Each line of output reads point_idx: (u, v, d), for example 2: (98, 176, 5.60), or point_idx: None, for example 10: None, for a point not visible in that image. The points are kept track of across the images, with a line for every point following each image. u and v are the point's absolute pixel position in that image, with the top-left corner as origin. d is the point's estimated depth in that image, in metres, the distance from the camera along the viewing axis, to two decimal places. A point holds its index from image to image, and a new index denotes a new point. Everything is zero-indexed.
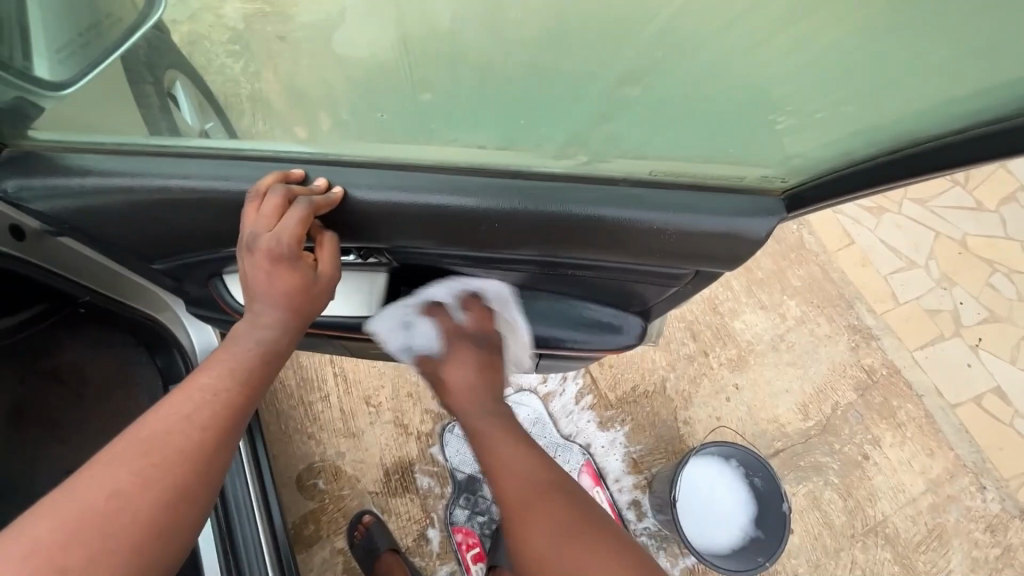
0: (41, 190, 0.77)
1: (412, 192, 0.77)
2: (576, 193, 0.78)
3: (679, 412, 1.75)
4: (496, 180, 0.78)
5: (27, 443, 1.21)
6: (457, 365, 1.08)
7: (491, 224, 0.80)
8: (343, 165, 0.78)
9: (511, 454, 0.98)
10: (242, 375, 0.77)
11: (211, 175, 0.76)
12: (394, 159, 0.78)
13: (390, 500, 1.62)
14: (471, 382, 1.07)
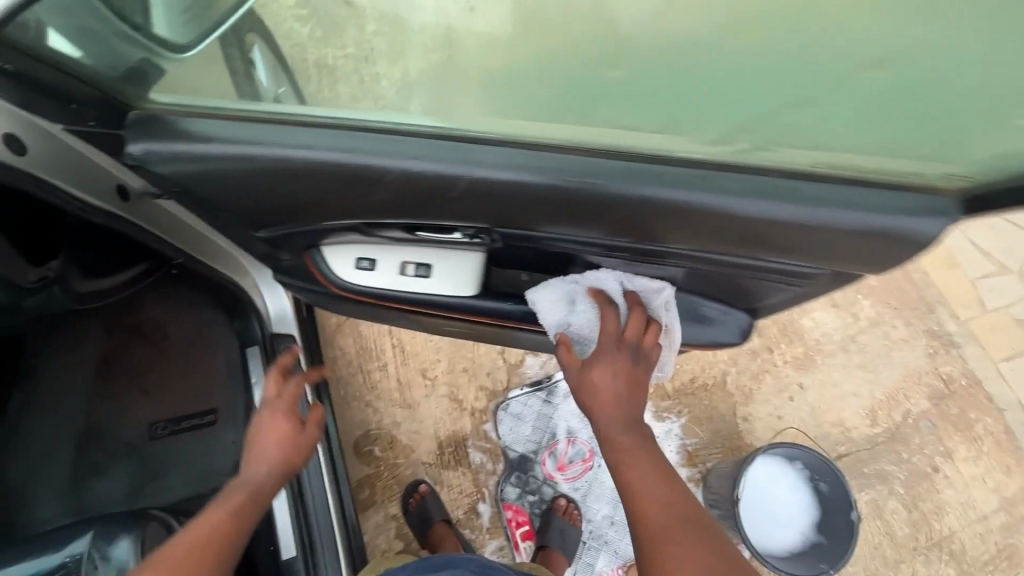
0: (165, 155, 0.73)
1: (531, 172, 0.71)
2: (710, 180, 0.71)
3: (738, 408, 1.70)
4: (621, 163, 0.71)
5: (113, 393, 1.28)
6: (612, 368, 0.90)
7: (612, 207, 0.73)
8: (472, 142, 0.72)
9: (644, 474, 0.81)
10: (244, 504, 0.80)
11: (334, 147, 0.71)
12: (527, 137, 0.73)
13: (443, 472, 1.65)
14: (618, 392, 0.89)
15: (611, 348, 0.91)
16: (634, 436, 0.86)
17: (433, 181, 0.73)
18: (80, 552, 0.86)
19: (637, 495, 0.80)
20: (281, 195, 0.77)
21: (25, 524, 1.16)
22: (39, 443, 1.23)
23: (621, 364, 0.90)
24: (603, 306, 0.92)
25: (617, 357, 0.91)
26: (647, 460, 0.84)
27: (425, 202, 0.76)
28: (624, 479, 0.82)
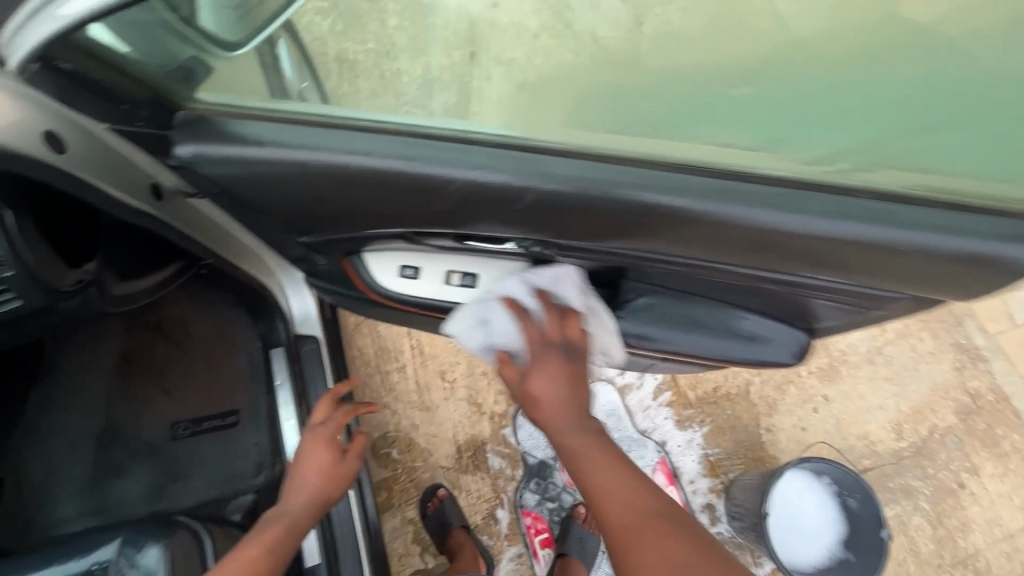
0: (215, 158, 0.66)
1: (601, 186, 0.64)
2: (776, 201, 0.63)
3: (762, 419, 1.67)
4: (689, 180, 0.65)
5: (133, 391, 1.26)
6: (548, 377, 0.77)
7: (683, 224, 0.65)
8: (540, 154, 0.66)
9: (609, 470, 0.71)
10: (282, 536, 0.77)
11: (398, 155, 0.65)
12: (593, 150, 0.67)
13: (461, 477, 1.63)
14: (560, 399, 0.76)
15: (541, 354, 0.78)
16: (585, 433, 0.75)
17: (497, 193, 0.66)
18: (106, 559, 0.85)
19: (602, 498, 0.69)
20: (323, 204, 0.72)
21: (46, 523, 1.15)
22: (58, 441, 1.21)
23: (552, 366, 0.77)
24: (519, 314, 0.79)
25: (547, 360, 0.77)
26: (607, 456, 0.72)
27: (485, 212, 0.69)
28: (589, 483, 0.71)
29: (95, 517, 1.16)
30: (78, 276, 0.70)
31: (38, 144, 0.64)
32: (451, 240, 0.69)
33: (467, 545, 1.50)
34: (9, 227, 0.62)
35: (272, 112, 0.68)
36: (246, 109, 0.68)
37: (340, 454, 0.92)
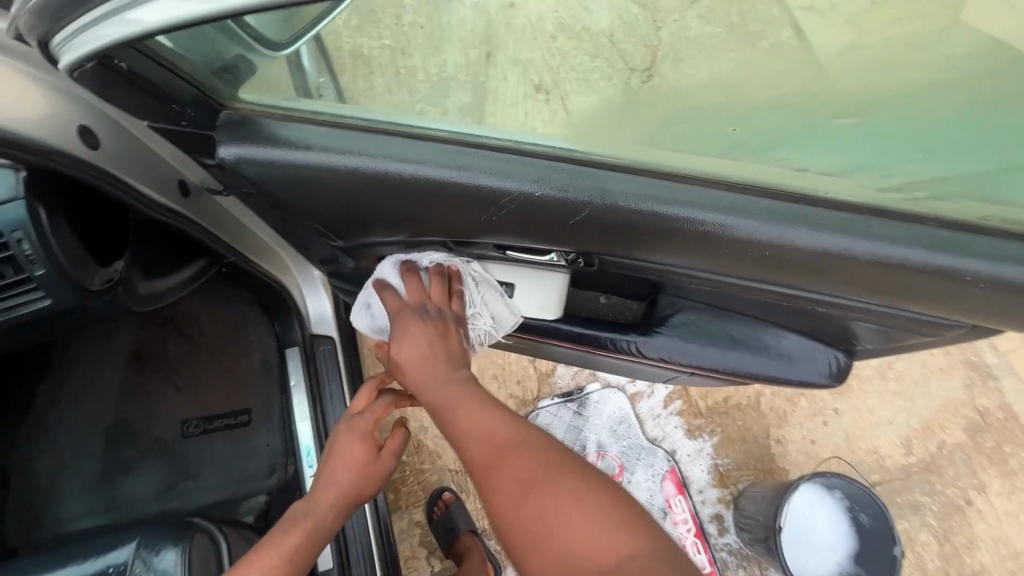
0: (259, 163, 0.58)
1: (677, 206, 0.52)
2: (882, 229, 0.51)
3: (772, 431, 1.66)
4: (775, 203, 0.52)
5: (144, 387, 1.24)
6: (404, 342, 0.65)
7: (766, 255, 0.53)
8: (603, 168, 0.54)
9: (476, 413, 0.61)
10: (303, 543, 0.78)
11: (447, 164, 0.55)
12: (667, 166, 0.54)
13: (470, 480, 1.61)
14: (420, 358, 0.64)
15: (398, 322, 0.67)
16: (452, 378, 0.64)
17: (556, 209, 0.54)
18: (122, 562, 0.83)
19: (468, 437, 0.60)
20: (360, 211, 0.62)
21: (54, 520, 1.14)
22: (67, 436, 1.19)
23: (410, 321, 0.66)
24: (384, 287, 0.69)
25: (405, 319, 0.66)
26: (473, 395, 0.63)
27: (539, 231, 0.58)
28: (455, 426, 0.61)
29: (103, 515, 1.14)
30: (108, 274, 0.69)
31: (75, 140, 0.63)
32: (493, 250, 0.68)
33: (474, 550, 1.48)
34: (41, 221, 0.59)
35: (308, 114, 0.59)
36: (283, 110, 0.60)
37: (375, 452, 0.86)
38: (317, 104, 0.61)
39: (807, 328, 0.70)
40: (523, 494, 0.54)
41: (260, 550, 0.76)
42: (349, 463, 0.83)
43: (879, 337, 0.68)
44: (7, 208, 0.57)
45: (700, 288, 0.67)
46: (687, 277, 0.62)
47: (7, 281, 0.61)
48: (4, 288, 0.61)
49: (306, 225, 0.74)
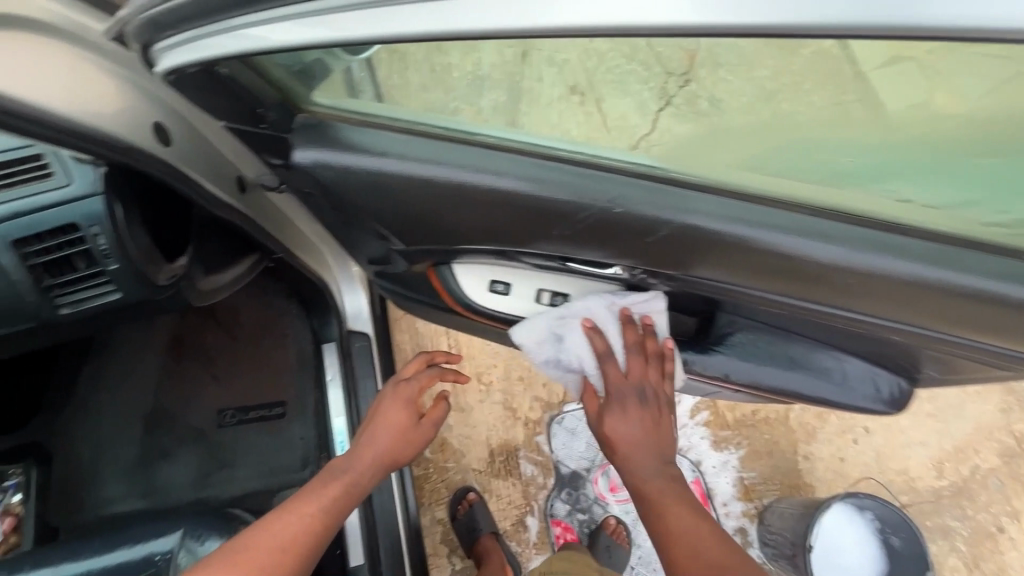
0: (336, 171, 0.59)
1: (765, 231, 0.51)
2: (978, 263, 0.50)
3: (800, 446, 1.56)
4: (868, 232, 0.50)
5: (183, 376, 1.25)
6: (623, 415, 0.68)
7: (852, 282, 0.52)
8: (684, 186, 0.53)
9: (689, 517, 0.62)
10: (342, 493, 0.75)
11: (524, 177, 0.55)
12: (751, 187, 0.53)
13: (493, 480, 1.47)
14: (637, 439, 0.67)
15: (616, 390, 0.69)
16: (665, 478, 0.66)
17: (637, 226, 0.55)
18: (168, 549, 0.84)
19: (676, 540, 0.61)
20: (430, 215, 0.63)
21: (95, 501, 1.16)
22: (108, 419, 1.22)
23: (631, 403, 0.69)
24: (600, 337, 0.70)
25: (624, 398, 0.69)
26: (681, 498, 0.64)
27: (615, 242, 0.58)
28: (665, 528, 0.62)
29: (141, 499, 1.17)
30: (173, 271, 0.70)
31: (149, 137, 0.64)
32: (554, 259, 0.67)
33: (493, 556, 1.35)
34: (117, 216, 0.61)
35: (386, 120, 0.59)
36: (362, 116, 0.59)
37: (416, 419, 0.88)
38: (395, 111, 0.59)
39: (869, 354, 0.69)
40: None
41: (301, 498, 0.73)
42: (393, 426, 0.85)
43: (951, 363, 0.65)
44: (85, 204, 0.59)
45: (766, 308, 0.65)
46: (759, 299, 0.62)
47: (80, 274, 0.62)
48: (78, 280, 0.63)
49: (367, 227, 0.74)
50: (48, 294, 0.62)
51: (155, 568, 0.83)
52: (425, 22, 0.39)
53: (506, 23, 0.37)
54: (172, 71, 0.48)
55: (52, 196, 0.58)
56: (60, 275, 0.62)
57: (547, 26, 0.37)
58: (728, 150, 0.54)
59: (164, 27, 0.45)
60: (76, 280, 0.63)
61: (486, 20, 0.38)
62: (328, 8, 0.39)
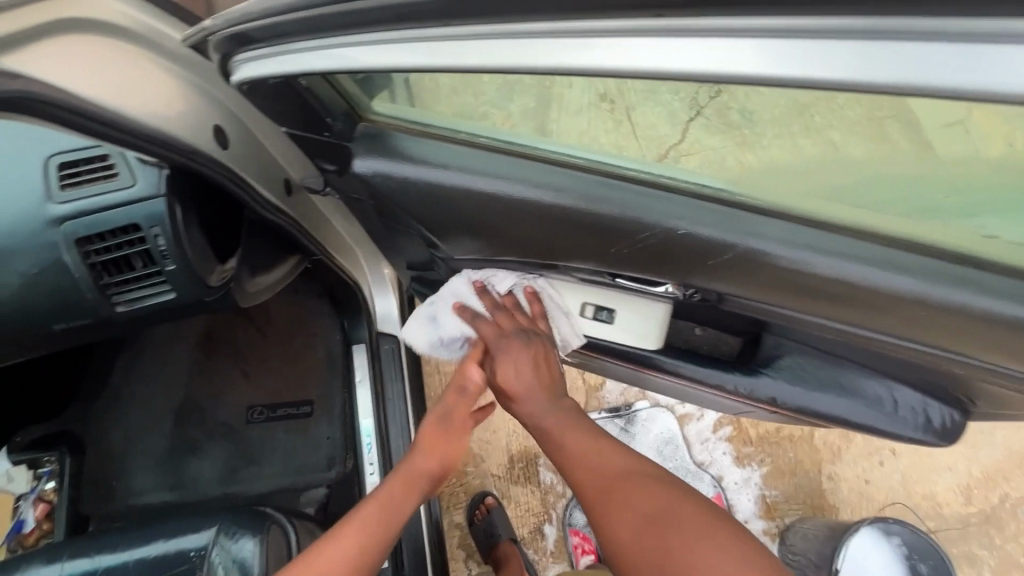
0: (397, 182, 0.60)
1: (831, 258, 0.51)
2: None
3: (824, 466, 1.48)
4: (941, 264, 0.49)
5: (213, 371, 1.26)
6: (511, 362, 0.69)
7: (921, 314, 0.51)
8: (751, 210, 0.53)
9: (590, 440, 0.64)
10: (377, 528, 0.67)
11: (584, 194, 0.55)
12: (820, 212, 0.51)
13: (512, 487, 1.45)
14: (533, 383, 0.69)
15: (495, 344, 0.70)
16: (565, 411, 0.68)
17: (698, 247, 0.54)
18: (202, 546, 0.85)
19: (583, 467, 0.62)
20: (485, 227, 0.63)
21: (125, 493, 1.18)
22: (140, 411, 1.23)
23: (504, 351, 0.69)
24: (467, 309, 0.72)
25: (501, 352, 0.70)
26: (583, 426, 0.66)
27: (672, 261, 0.58)
28: (568, 457, 0.64)
29: (170, 492, 1.18)
30: (224, 272, 0.70)
31: (208, 139, 0.65)
32: (604, 274, 0.67)
33: (513, 560, 1.32)
34: (177, 216, 0.61)
35: (444, 130, 0.59)
36: (421, 126, 0.60)
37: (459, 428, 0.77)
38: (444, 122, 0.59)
39: (921, 382, 0.68)
40: (647, 529, 0.55)
41: (332, 538, 0.65)
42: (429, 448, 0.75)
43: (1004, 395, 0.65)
44: (148, 204, 0.60)
45: (822, 333, 0.64)
46: (813, 324, 0.61)
47: (138, 273, 0.63)
48: (135, 279, 0.63)
49: (415, 234, 0.74)
50: (106, 291, 0.63)
51: (189, 565, 0.83)
52: (494, 59, 0.40)
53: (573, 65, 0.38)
54: (247, 82, 0.51)
55: (116, 196, 0.59)
56: (117, 274, 0.63)
57: (611, 68, 0.37)
58: (768, 166, 0.53)
59: (251, 42, 0.48)
60: (132, 279, 0.63)
61: (555, 61, 0.39)
62: (418, 36, 0.42)
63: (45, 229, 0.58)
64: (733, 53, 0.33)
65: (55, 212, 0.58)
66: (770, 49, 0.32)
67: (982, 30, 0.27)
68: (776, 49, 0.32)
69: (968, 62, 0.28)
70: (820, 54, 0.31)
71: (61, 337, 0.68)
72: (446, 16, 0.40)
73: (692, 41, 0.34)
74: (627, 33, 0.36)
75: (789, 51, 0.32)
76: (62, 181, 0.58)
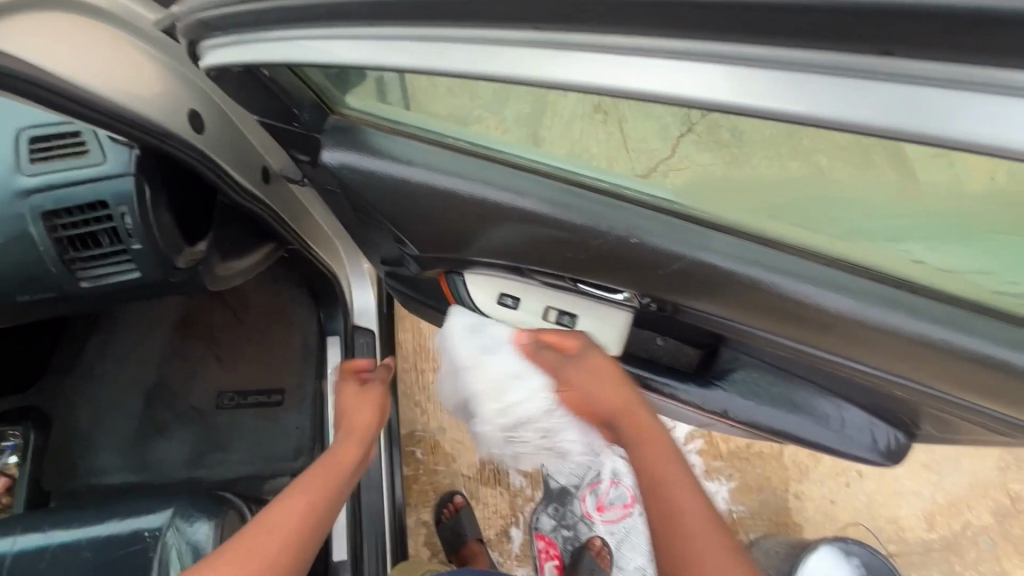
0: (363, 174, 0.62)
1: (774, 274, 0.52)
2: (985, 328, 0.49)
3: (791, 484, 1.45)
4: (877, 286, 0.51)
5: (189, 356, 1.26)
6: (591, 361, 0.67)
7: (860, 334, 0.53)
8: (701, 224, 0.54)
9: (669, 463, 0.61)
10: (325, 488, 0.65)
11: (547, 200, 0.56)
12: (767, 232, 0.53)
13: (480, 488, 1.41)
14: (617, 388, 0.65)
15: (574, 349, 0.68)
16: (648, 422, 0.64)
17: (650, 256, 0.56)
18: (158, 527, 0.84)
19: (670, 511, 0.58)
20: (451, 225, 0.64)
21: (90, 470, 1.18)
22: (110, 391, 1.23)
23: (596, 353, 0.68)
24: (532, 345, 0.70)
25: (591, 352, 0.68)
26: (668, 444, 0.62)
27: (628, 269, 0.60)
28: (661, 490, 0.59)
29: (134, 473, 1.18)
30: (191, 254, 0.71)
31: (184, 122, 0.66)
32: (566, 278, 0.68)
33: (480, 558, 1.32)
34: (145, 197, 0.62)
35: (415, 129, 0.60)
36: (391, 123, 0.61)
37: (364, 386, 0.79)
38: (418, 122, 0.60)
39: (869, 404, 0.70)
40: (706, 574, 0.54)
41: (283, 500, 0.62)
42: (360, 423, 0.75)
43: (942, 420, 0.67)
44: (116, 182, 0.61)
45: (774, 348, 0.65)
46: (763, 339, 0.63)
47: (104, 250, 0.64)
48: (100, 256, 0.64)
49: (386, 229, 0.75)
50: (70, 266, 0.63)
51: (143, 544, 0.83)
52: (445, 61, 0.42)
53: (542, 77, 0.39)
54: (214, 66, 0.52)
55: (85, 172, 0.60)
56: (83, 249, 0.63)
57: (577, 83, 0.38)
58: (744, 182, 0.53)
59: (213, 30, 0.50)
60: (99, 255, 0.64)
61: (506, 70, 0.40)
62: (378, 34, 0.43)
63: (13, 200, 0.59)
64: (680, 75, 0.34)
65: (24, 184, 0.58)
66: (715, 79, 0.33)
67: (883, 73, 0.29)
68: (712, 75, 0.33)
69: (911, 105, 0.29)
70: (743, 84, 0.33)
71: (26, 309, 0.68)
72: (406, 18, 0.41)
73: (641, 58, 0.35)
74: (595, 48, 0.36)
75: (716, 80, 0.33)
76: (32, 154, 0.59)
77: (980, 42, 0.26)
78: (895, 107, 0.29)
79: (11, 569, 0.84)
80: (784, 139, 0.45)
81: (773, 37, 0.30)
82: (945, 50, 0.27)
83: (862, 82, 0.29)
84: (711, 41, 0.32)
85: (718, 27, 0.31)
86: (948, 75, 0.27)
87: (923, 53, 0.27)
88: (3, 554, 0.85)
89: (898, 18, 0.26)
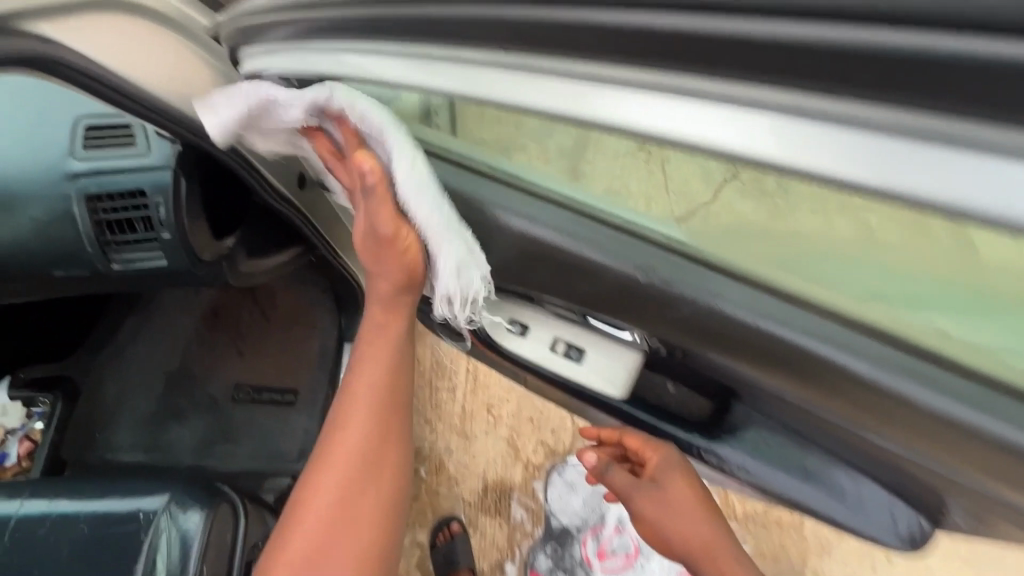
0: None
1: (788, 329, 0.49)
2: None
3: (810, 558, 1.34)
4: (901, 356, 0.46)
5: (214, 346, 1.30)
6: (669, 478, 0.77)
7: (885, 409, 0.48)
8: (720, 271, 0.53)
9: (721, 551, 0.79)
10: (372, 456, 0.72)
11: (557, 229, 0.58)
12: (779, 281, 0.52)
13: (480, 516, 1.35)
14: (687, 497, 0.79)
15: (656, 469, 0.77)
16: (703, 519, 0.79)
17: (658, 297, 0.55)
18: (153, 510, 0.85)
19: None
20: None
21: (106, 445, 1.22)
22: (135, 371, 1.28)
23: (677, 477, 0.77)
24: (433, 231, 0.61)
25: (670, 473, 0.77)
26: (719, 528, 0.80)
27: (636, 309, 0.58)
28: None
29: (145, 453, 1.22)
30: (218, 249, 0.74)
31: None
32: (576, 312, 0.67)
33: None
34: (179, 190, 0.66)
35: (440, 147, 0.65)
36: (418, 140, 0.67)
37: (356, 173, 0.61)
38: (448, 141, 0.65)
39: (892, 483, 0.64)
40: None
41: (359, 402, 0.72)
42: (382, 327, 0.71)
43: (979, 512, 0.60)
44: (157, 175, 0.65)
45: (791, 409, 0.61)
46: (778, 397, 0.59)
47: (137, 236, 0.68)
48: (133, 241, 0.68)
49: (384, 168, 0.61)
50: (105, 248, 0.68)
51: (136, 525, 0.84)
52: (471, 87, 0.44)
53: (574, 112, 0.38)
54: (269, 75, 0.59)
55: (131, 163, 0.65)
56: (119, 234, 0.68)
57: (605, 106, 0.37)
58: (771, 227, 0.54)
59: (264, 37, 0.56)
60: (132, 240, 0.68)
61: (537, 101, 0.40)
62: (406, 52, 0.46)
63: (62, 181, 0.65)
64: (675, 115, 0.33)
65: (74, 167, 0.64)
66: (728, 127, 0.31)
67: (907, 127, 0.24)
68: (721, 120, 0.31)
69: (902, 165, 0.25)
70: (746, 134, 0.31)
71: (62, 284, 0.73)
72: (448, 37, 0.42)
73: (669, 93, 0.33)
74: (603, 82, 0.36)
75: (716, 120, 0.32)
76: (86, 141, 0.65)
77: (982, 83, 0.21)
78: (887, 166, 0.26)
79: (13, 532, 0.87)
80: (827, 196, 0.44)
81: (765, 73, 0.28)
82: (972, 102, 0.22)
83: (869, 136, 0.26)
84: (725, 84, 0.30)
85: (723, 65, 0.29)
86: (955, 134, 0.23)
87: (926, 106, 0.23)
88: (8, 516, 0.88)
89: (892, 63, 0.23)
